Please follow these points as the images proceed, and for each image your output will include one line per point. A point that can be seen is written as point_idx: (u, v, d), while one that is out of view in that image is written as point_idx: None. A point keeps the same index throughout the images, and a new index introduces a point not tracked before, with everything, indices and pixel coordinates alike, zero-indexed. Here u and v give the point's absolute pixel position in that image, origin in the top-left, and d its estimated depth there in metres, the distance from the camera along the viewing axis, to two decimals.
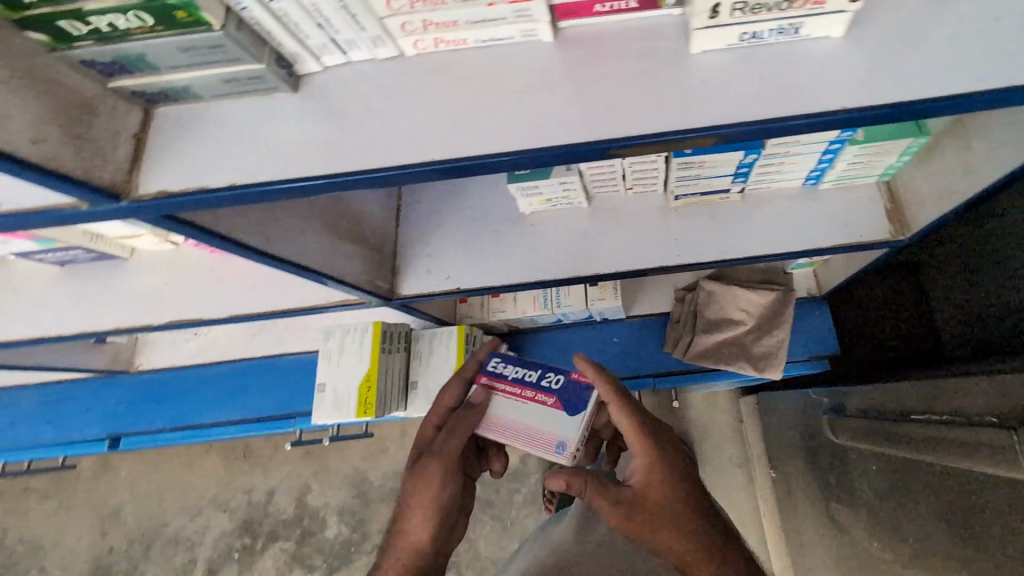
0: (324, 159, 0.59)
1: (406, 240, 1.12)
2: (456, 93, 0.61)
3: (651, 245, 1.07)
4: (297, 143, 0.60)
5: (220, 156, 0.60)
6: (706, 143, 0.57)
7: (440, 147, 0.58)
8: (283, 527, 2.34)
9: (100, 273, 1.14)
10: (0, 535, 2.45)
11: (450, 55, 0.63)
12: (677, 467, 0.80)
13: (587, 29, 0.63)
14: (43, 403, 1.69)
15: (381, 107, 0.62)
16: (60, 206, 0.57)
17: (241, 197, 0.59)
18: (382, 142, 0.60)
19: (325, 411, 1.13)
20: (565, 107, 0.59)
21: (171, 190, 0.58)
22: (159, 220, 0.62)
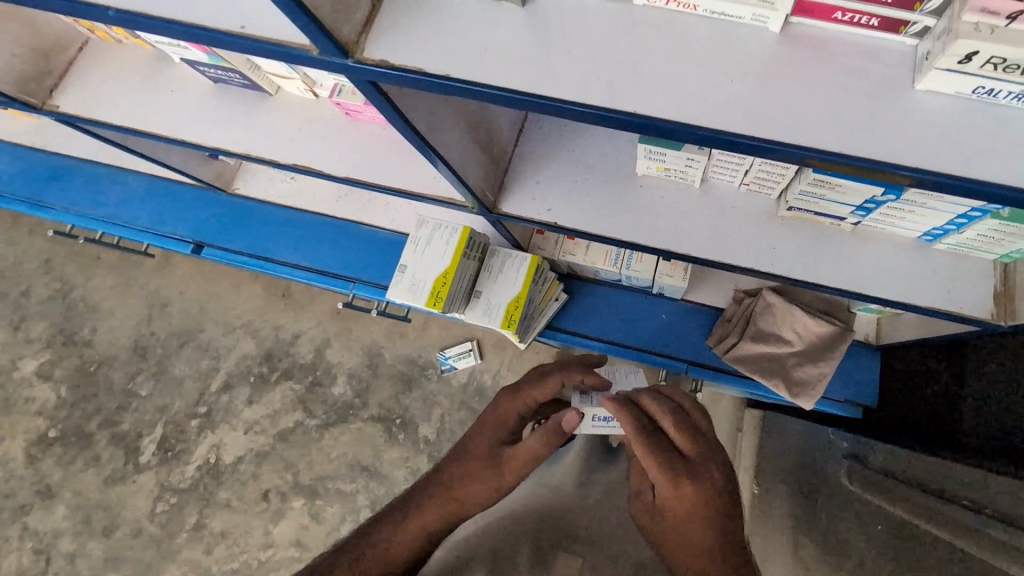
0: (525, 76, 0.64)
1: (522, 162, 1.15)
2: (670, 53, 0.63)
3: (749, 244, 1.09)
4: (508, 54, 0.65)
5: (437, 44, 0.65)
6: (882, 177, 0.58)
7: (634, 99, 0.62)
8: (298, 370, 2.56)
9: (240, 97, 1.23)
10: (67, 289, 2.75)
11: (675, 13, 0.65)
12: (704, 515, 0.71)
13: (820, 32, 0.63)
14: (145, 192, 1.86)
15: (593, 44, 0.65)
16: (296, 46, 0.65)
17: (447, 88, 0.65)
18: (583, 77, 0.63)
19: (399, 289, 1.22)
20: (765, 99, 0.60)
21: (390, 62, 0.65)
22: (364, 85, 0.70)
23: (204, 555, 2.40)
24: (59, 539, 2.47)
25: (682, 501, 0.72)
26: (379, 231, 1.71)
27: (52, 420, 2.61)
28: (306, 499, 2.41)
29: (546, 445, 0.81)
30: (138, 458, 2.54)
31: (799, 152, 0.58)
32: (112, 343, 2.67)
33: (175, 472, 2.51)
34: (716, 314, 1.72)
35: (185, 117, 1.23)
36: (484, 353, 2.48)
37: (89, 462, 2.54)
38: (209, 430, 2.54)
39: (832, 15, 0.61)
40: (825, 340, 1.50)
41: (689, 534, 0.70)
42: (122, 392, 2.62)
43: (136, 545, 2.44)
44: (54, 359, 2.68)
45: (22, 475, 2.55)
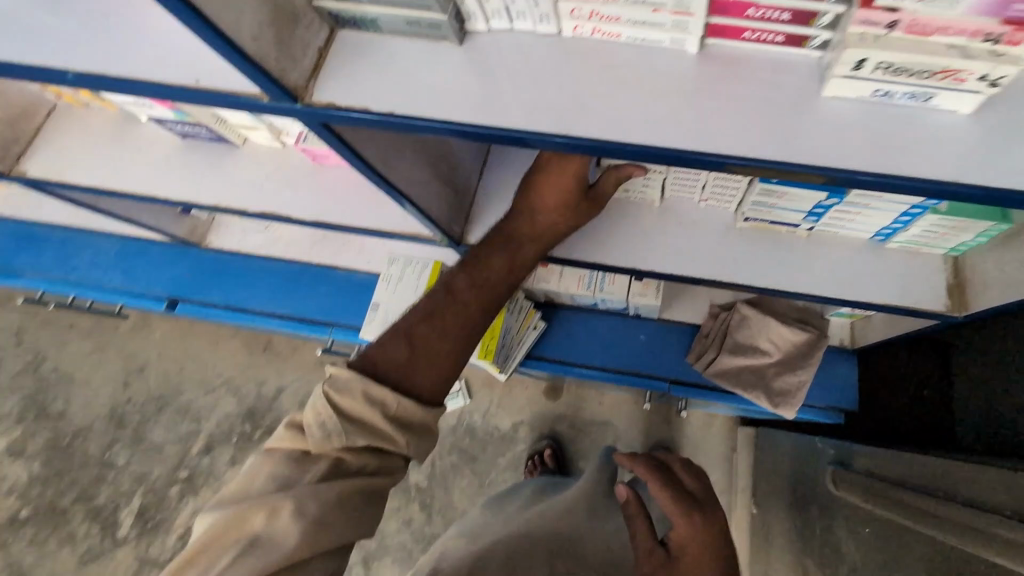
0: (464, 107, 0.68)
1: (486, 192, 1.17)
2: (599, 77, 0.68)
3: (712, 256, 1.12)
4: (449, 89, 0.69)
5: (382, 85, 0.69)
6: (807, 179, 0.62)
7: (567, 123, 0.66)
8: (283, 425, 2.51)
9: (210, 151, 1.28)
10: (40, 360, 2.68)
11: (601, 43, 0.70)
12: (713, 544, 0.85)
13: (733, 50, 0.68)
14: (118, 254, 1.86)
15: (527, 73, 0.69)
16: (245, 94, 0.68)
17: (392, 124, 0.68)
18: (520, 104, 0.67)
19: (374, 327, 1.23)
20: (690, 113, 0.65)
21: (337, 103, 0.68)
22: (318, 128, 0.73)
23: None
24: None
25: (695, 533, 0.86)
26: (357, 275, 1.73)
27: (24, 499, 2.49)
28: None
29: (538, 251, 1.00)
30: (116, 532, 2.42)
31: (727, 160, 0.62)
32: (87, 412, 2.60)
33: (156, 544, 2.40)
34: (694, 331, 1.75)
35: (153, 177, 1.26)
36: (472, 392, 2.46)
37: (64, 540, 2.42)
38: (190, 496, 2.45)
39: (741, 35, 0.66)
40: (801, 349, 1.56)
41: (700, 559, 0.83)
42: (98, 463, 2.53)
43: None
44: (26, 434, 2.58)
45: None
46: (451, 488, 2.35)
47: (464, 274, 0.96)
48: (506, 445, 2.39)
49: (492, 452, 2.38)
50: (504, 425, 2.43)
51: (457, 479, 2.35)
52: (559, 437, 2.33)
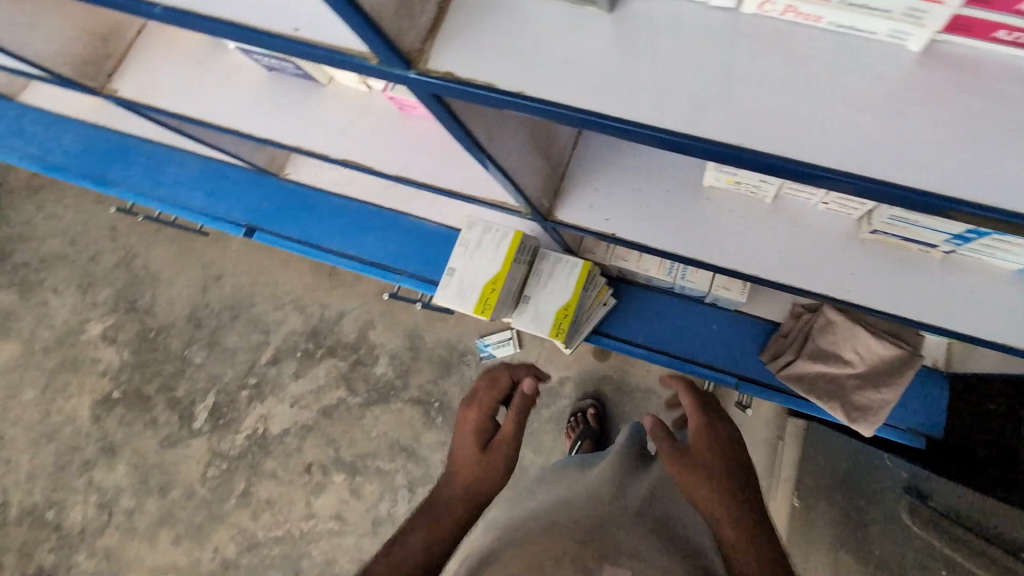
0: (620, 97, 0.63)
1: (579, 167, 1.12)
2: (780, 70, 0.62)
3: (822, 267, 1.01)
4: (608, 70, 0.64)
5: (515, 58, 0.65)
6: (982, 222, 0.57)
7: (738, 129, 0.61)
8: (342, 348, 2.62)
9: (295, 90, 1.24)
10: (131, 258, 2.86)
11: (792, 25, 0.63)
12: (721, 442, 0.92)
13: (967, 50, 0.61)
14: (203, 174, 1.91)
15: (693, 58, 0.64)
16: (354, 53, 0.64)
17: (524, 107, 0.64)
18: (679, 100, 0.62)
19: (448, 295, 1.20)
20: (867, 129, 0.59)
21: (457, 75, 0.64)
22: (426, 98, 0.68)
23: (251, 522, 2.48)
24: (119, 495, 2.59)
25: (705, 427, 0.95)
26: (427, 224, 1.74)
27: (115, 381, 2.73)
28: (347, 475, 2.48)
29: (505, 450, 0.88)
30: (192, 423, 2.65)
31: (886, 188, 0.57)
32: (170, 311, 2.79)
33: (226, 440, 2.60)
34: (772, 329, 1.65)
35: (242, 109, 1.25)
36: (522, 342, 2.47)
37: (148, 424, 2.66)
38: (258, 401, 2.63)
39: (989, 34, 0.58)
40: (888, 363, 1.42)
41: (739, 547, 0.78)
42: (179, 358, 2.73)
43: (189, 506, 2.54)
44: (118, 324, 2.80)
45: (87, 432, 2.67)
46: None
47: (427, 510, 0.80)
48: (551, 398, 2.39)
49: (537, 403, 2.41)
50: (550, 379, 2.44)
51: None
52: (604, 397, 2.32)
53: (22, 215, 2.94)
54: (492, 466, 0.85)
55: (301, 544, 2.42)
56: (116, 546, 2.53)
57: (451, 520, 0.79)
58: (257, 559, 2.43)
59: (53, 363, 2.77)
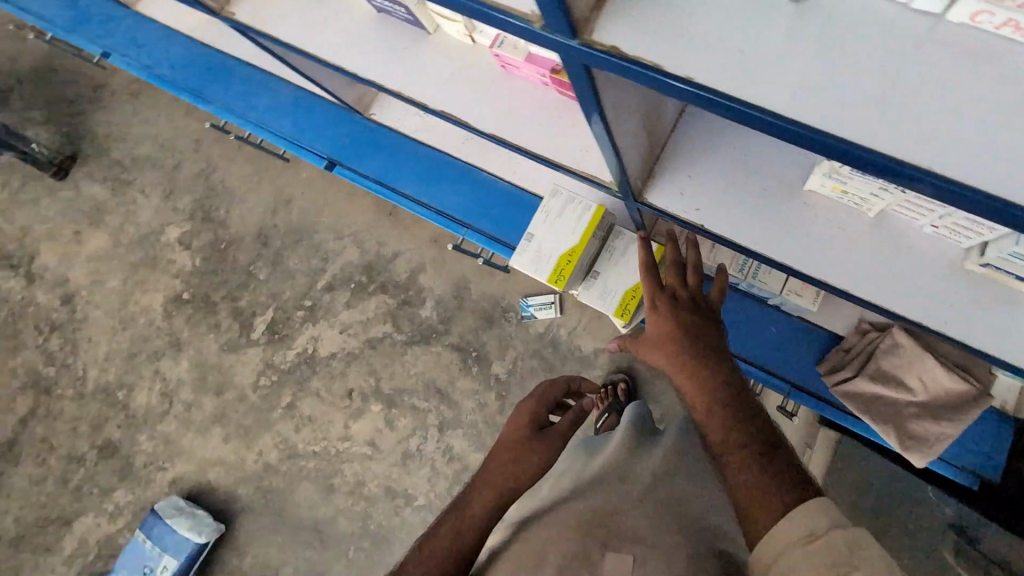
0: (790, 90, 0.64)
1: (676, 152, 1.13)
2: (964, 82, 0.62)
3: (917, 291, 0.97)
4: (781, 60, 0.65)
5: (682, 39, 0.68)
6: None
7: (908, 141, 0.61)
8: (393, 286, 2.71)
9: (401, 34, 1.25)
10: (211, 170, 3.00)
11: (1005, 40, 0.62)
12: (677, 324, 1.04)
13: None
14: (294, 102, 1.97)
15: (873, 59, 0.64)
16: (520, 14, 0.70)
17: (684, 92, 0.67)
18: (851, 102, 0.63)
19: (524, 261, 1.26)
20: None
21: (625, 51, 0.68)
22: (578, 68, 0.74)
23: (293, 433, 2.68)
24: (180, 387, 2.83)
25: (664, 321, 1.06)
26: (499, 181, 1.76)
27: (186, 284, 2.92)
28: (384, 406, 2.62)
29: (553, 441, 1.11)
30: (250, 333, 2.82)
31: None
32: (241, 226, 2.93)
33: (279, 354, 2.77)
34: (832, 341, 1.59)
35: (349, 45, 1.27)
36: (563, 308, 2.52)
37: (211, 327, 2.86)
38: (310, 323, 2.78)
39: None
40: (955, 398, 1.39)
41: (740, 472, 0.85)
42: (245, 272, 2.88)
43: (240, 409, 2.75)
44: (194, 231, 2.97)
45: (158, 326, 2.91)
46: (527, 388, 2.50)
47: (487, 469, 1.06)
48: (584, 366, 2.47)
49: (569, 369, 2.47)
50: (586, 348, 2.48)
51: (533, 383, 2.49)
52: (636, 375, 2.40)
53: (119, 116, 3.10)
54: (516, 465, 1.04)
55: (335, 461, 2.61)
56: (174, 433, 2.78)
57: (479, 507, 0.98)
58: (294, 466, 2.64)
59: (135, 259, 2.99)
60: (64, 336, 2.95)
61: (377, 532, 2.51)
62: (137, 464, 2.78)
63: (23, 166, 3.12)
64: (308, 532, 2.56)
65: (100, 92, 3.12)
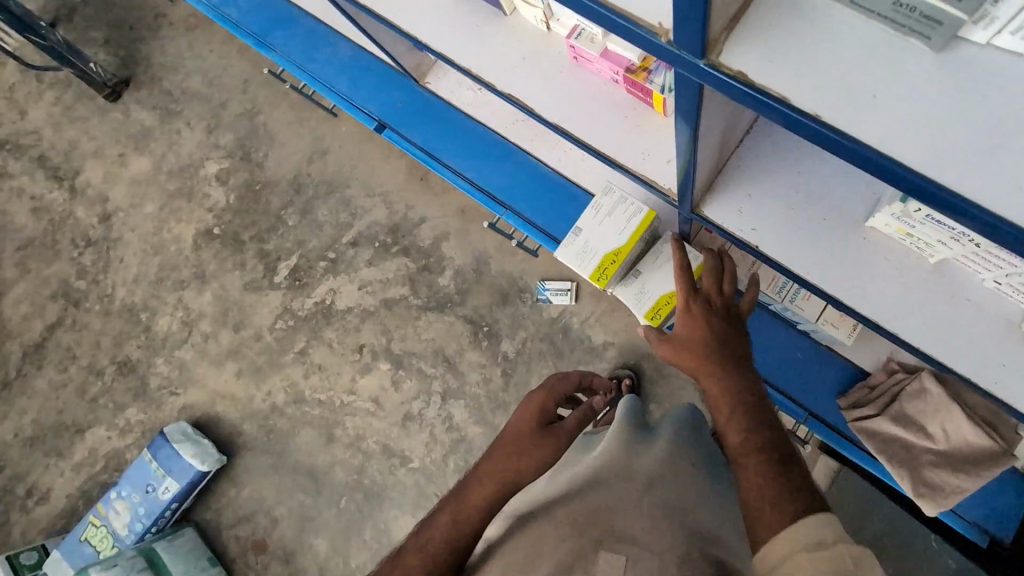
0: (905, 135, 0.65)
1: (740, 169, 1.11)
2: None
3: (970, 347, 0.96)
4: (906, 106, 0.66)
5: (807, 71, 0.69)
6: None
7: (1013, 199, 0.62)
8: (416, 251, 2.72)
9: (478, 11, 1.25)
10: (255, 111, 3.02)
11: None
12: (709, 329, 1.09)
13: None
14: (352, 58, 1.96)
15: (1003, 119, 0.64)
16: (646, 25, 0.71)
17: (796, 122, 0.69)
18: (966, 154, 0.63)
19: (569, 253, 1.26)
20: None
21: (748, 77, 0.70)
22: (693, 84, 0.76)
23: (301, 378, 2.74)
24: (200, 319, 2.90)
25: (696, 323, 1.11)
26: (543, 166, 1.74)
27: (218, 219, 2.97)
28: (392, 366, 2.66)
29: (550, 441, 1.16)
30: (273, 277, 2.87)
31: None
32: (277, 171, 2.95)
33: (297, 300, 2.82)
34: (859, 375, 1.57)
35: (424, 13, 1.26)
36: (578, 297, 2.52)
37: (236, 265, 2.91)
38: (331, 275, 2.81)
39: None
40: (976, 452, 1.38)
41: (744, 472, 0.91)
42: (275, 216, 2.91)
43: (254, 347, 2.82)
44: (231, 169, 3.00)
45: (187, 256, 2.97)
46: (534, 370, 2.52)
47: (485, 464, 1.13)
48: (593, 356, 2.48)
49: (577, 358, 2.48)
50: (597, 339, 2.48)
51: (541, 366, 2.50)
52: (642, 372, 2.42)
53: (173, 45, 3.12)
54: (519, 456, 1.12)
55: (338, 411, 2.67)
56: (190, 361, 2.87)
57: (483, 494, 1.07)
58: (299, 411, 2.71)
59: (173, 188, 3.04)
60: (98, 253, 3.02)
61: (369, 485, 2.58)
62: (151, 385, 2.87)
63: (77, 83, 3.17)
64: (303, 475, 2.64)
65: (161, 21, 3.14)
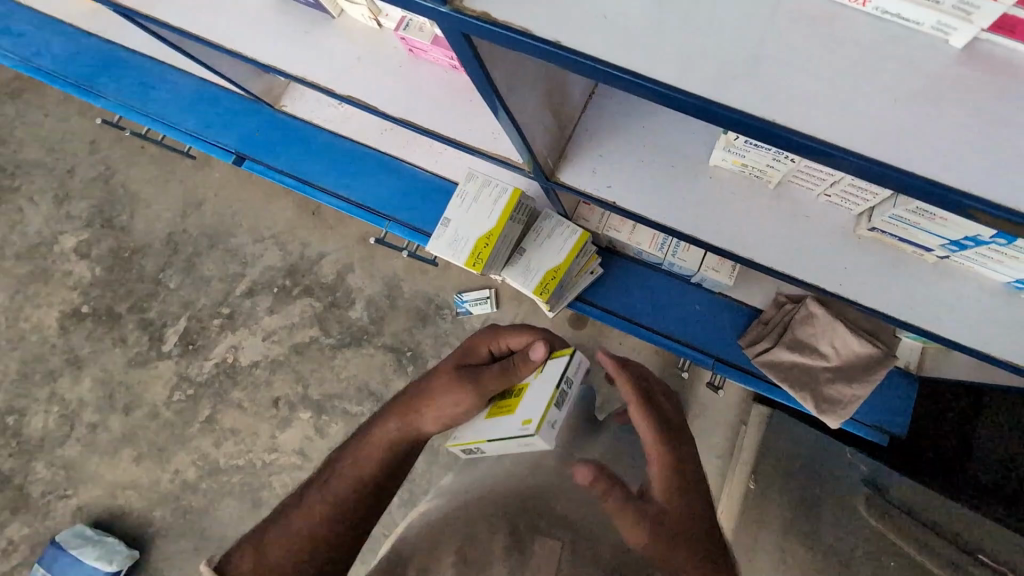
0: (654, 59, 0.63)
1: (588, 132, 1.14)
2: (808, 50, 0.62)
3: (818, 259, 1.04)
4: (644, 35, 0.63)
5: (554, 6, 0.64)
6: (995, 224, 0.57)
7: (766, 101, 0.60)
8: (319, 288, 2.56)
9: (303, 15, 1.20)
10: (108, 173, 2.72)
11: (839, 7, 0.62)
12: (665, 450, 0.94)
13: (1011, 53, 0.60)
14: (195, 94, 1.82)
15: (736, 31, 0.63)
16: None
17: (557, 57, 0.64)
18: (712, 67, 0.62)
19: (441, 244, 1.23)
20: (884, 114, 0.59)
21: (495, 18, 0.63)
22: (455, 36, 0.68)
23: (214, 448, 2.48)
24: (82, 409, 2.56)
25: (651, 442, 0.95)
26: (422, 172, 1.69)
27: (84, 296, 2.64)
28: (313, 413, 2.47)
29: (469, 386, 0.98)
30: (161, 346, 2.59)
31: (885, 170, 0.58)
32: (147, 232, 2.67)
33: (194, 366, 2.56)
34: (752, 315, 1.68)
35: (244, 28, 1.20)
36: (500, 303, 2.43)
37: (116, 342, 2.60)
38: (229, 331, 2.58)
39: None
40: (863, 360, 1.47)
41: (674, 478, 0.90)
42: (152, 281, 2.64)
43: (152, 427, 2.52)
44: (92, 240, 2.68)
45: (53, 343, 2.61)
46: None
47: (400, 404, 1.01)
48: None
49: None
50: None
51: None
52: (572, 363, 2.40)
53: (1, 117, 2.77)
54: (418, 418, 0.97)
55: (261, 474, 2.44)
56: (77, 458, 2.52)
57: (372, 458, 0.96)
58: (217, 484, 2.45)
59: (24, 271, 2.67)
60: None
61: None
62: (35, 495, 2.49)
63: None
64: None
65: None
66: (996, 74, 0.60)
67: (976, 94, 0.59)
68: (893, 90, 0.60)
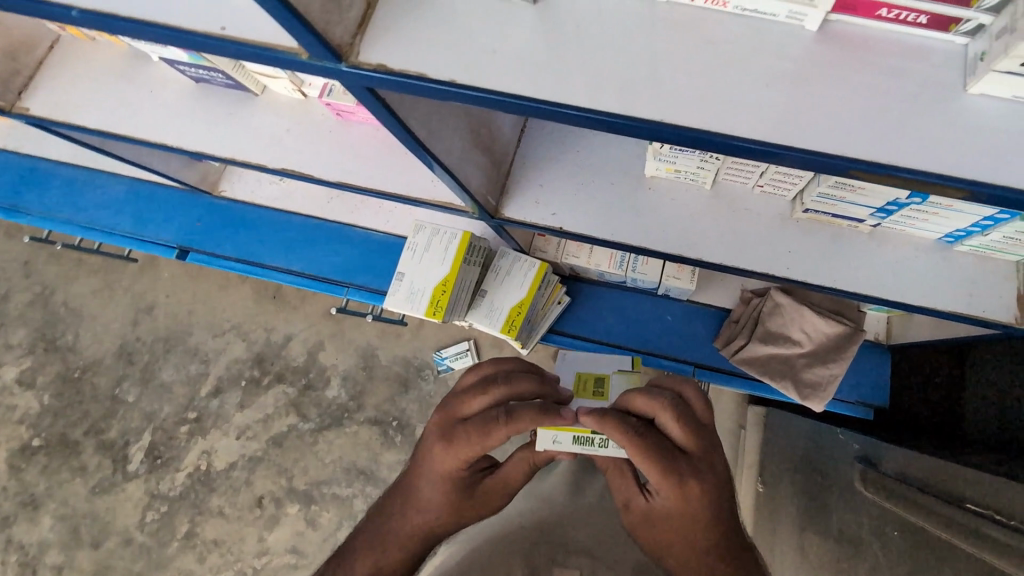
0: (551, 81, 0.64)
1: (522, 166, 1.16)
2: (686, 52, 0.65)
3: (762, 247, 1.07)
4: (534, 60, 0.65)
5: (444, 45, 0.66)
6: (884, 180, 0.60)
7: (665, 105, 0.63)
8: (290, 373, 2.46)
9: (228, 100, 1.23)
10: (48, 293, 2.61)
11: (703, 11, 0.66)
12: (695, 496, 0.68)
13: (863, 29, 0.65)
14: (129, 197, 1.79)
15: (623, 45, 0.66)
16: (282, 49, 0.65)
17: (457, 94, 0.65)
18: (607, 79, 0.64)
19: (397, 299, 1.21)
20: (769, 96, 0.62)
21: (391, 66, 0.65)
22: (360, 91, 0.70)
23: (198, 565, 2.30)
24: (45, 552, 2.34)
25: (672, 502, 0.68)
26: (375, 233, 1.68)
27: (35, 429, 2.47)
28: (302, 505, 2.32)
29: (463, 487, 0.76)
30: (126, 466, 2.42)
31: (785, 150, 0.60)
32: (96, 348, 2.55)
33: (165, 480, 2.40)
34: (723, 315, 1.70)
35: (172, 121, 1.21)
36: (481, 353, 2.39)
37: (75, 471, 2.42)
38: (199, 436, 2.44)
39: (875, 12, 0.63)
40: (834, 340, 1.47)
41: (692, 513, 0.68)
42: (109, 398, 2.50)
43: (125, 556, 2.32)
44: (37, 366, 2.53)
45: (4, 487, 2.41)
46: None
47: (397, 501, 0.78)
48: None
49: None
50: None
51: None
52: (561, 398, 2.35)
53: None
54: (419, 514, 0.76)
55: None
56: None
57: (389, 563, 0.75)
58: None
59: None
60: None
61: None
62: None
63: None
64: None
65: None
66: (857, 43, 0.64)
67: (847, 66, 0.63)
68: (773, 75, 0.63)
